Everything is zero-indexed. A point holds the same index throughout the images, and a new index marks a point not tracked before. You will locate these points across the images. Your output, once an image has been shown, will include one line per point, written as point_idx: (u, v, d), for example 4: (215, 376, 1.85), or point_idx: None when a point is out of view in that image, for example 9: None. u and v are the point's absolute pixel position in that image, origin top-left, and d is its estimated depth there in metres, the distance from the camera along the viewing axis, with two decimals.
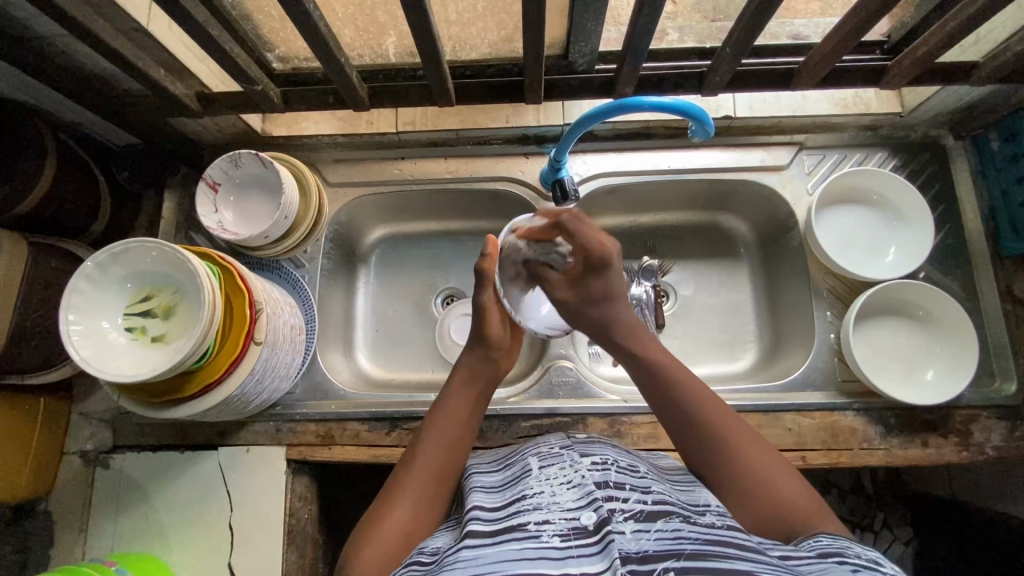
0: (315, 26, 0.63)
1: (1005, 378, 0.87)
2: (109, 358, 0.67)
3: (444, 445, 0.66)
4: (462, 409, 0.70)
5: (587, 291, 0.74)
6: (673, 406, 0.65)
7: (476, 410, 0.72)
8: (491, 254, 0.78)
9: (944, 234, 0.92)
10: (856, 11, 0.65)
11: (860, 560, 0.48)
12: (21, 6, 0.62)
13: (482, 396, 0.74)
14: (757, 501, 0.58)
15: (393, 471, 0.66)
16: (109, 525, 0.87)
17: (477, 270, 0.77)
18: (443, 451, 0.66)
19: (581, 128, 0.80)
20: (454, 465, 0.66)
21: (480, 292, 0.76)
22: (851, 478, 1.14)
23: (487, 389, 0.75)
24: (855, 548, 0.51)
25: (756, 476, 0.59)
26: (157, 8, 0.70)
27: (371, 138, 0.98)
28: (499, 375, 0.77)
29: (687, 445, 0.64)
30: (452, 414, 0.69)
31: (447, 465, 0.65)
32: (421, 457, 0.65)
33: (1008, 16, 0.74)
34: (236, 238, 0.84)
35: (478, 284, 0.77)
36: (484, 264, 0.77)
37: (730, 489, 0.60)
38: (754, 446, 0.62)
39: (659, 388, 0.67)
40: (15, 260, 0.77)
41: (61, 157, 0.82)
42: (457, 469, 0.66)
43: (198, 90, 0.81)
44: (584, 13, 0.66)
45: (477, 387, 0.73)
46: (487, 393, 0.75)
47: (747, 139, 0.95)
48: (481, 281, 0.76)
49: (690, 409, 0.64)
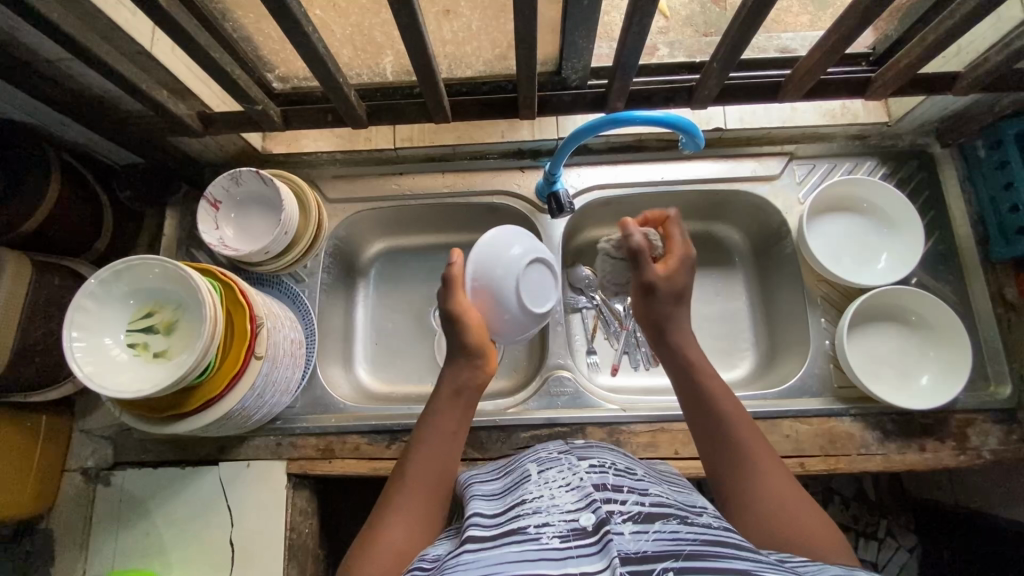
0: (313, 48, 0.65)
1: (999, 382, 0.88)
2: (113, 374, 0.68)
3: (426, 464, 0.66)
4: (449, 426, 0.69)
5: (672, 277, 0.76)
6: (716, 425, 0.67)
7: (463, 417, 0.71)
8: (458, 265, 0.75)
9: (934, 241, 0.93)
10: (839, 24, 0.67)
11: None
12: (29, 32, 0.64)
13: (460, 404, 0.71)
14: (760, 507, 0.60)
15: (391, 480, 0.67)
16: (110, 543, 0.88)
17: (443, 278, 0.74)
18: (427, 470, 0.66)
19: (574, 143, 0.82)
20: (442, 481, 0.66)
21: (448, 299, 0.74)
22: (854, 484, 1.14)
23: (469, 394, 0.72)
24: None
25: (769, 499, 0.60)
26: (161, 32, 0.72)
27: (369, 154, 1.00)
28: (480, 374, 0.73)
29: (710, 450, 0.67)
30: (440, 428, 0.69)
31: (433, 483, 0.65)
32: (410, 477, 0.65)
33: (988, 28, 0.77)
34: (237, 253, 0.86)
35: (445, 291, 0.74)
36: (451, 270, 0.74)
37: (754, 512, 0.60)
38: (775, 469, 0.63)
39: (698, 398, 0.70)
40: (21, 278, 0.78)
41: (65, 178, 0.84)
42: (444, 484, 0.66)
43: (199, 111, 0.83)
44: (577, 32, 0.68)
45: (461, 400, 0.71)
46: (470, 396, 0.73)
47: (738, 150, 0.97)
48: (449, 291, 0.74)
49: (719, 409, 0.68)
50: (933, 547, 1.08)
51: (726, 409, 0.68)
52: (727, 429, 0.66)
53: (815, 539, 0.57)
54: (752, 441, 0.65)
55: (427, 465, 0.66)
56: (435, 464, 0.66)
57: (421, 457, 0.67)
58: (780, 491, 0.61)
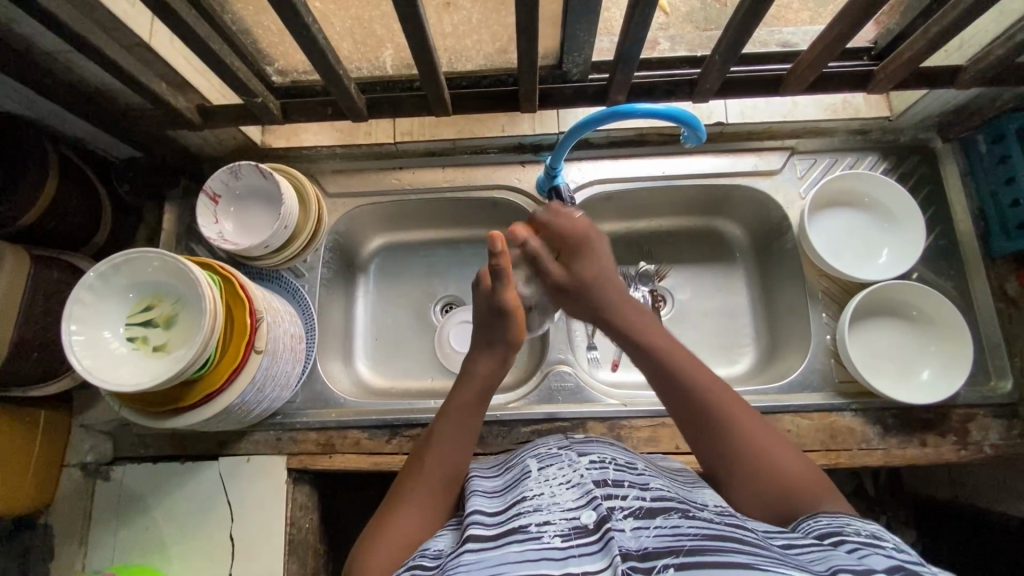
0: (313, 39, 0.64)
1: (1000, 377, 0.88)
2: (110, 368, 0.67)
3: (440, 458, 0.65)
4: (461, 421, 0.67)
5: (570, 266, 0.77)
6: (678, 387, 0.66)
7: (476, 413, 0.69)
8: (502, 254, 0.69)
9: (935, 235, 0.93)
10: (842, 16, 0.67)
11: (860, 537, 0.49)
12: (27, 23, 0.63)
13: (480, 401, 0.70)
14: (759, 474, 0.59)
15: (401, 475, 0.66)
16: (110, 538, 0.87)
17: (492, 271, 0.70)
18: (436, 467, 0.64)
19: (574, 137, 0.82)
20: (454, 478, 0.65)
21: (500, 293, 0.71)
22: (854, 480, 1.14)
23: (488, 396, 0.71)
24: (856, 524, 0.51)
25: (751, 455, 0.60)
26: (160, 23, 0.72)
27: (368, 148, 0.99)
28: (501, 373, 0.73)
29: (679, 414, 0.65)
30: (450, 423, 0.67)
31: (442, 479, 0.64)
32: (422, 472, 0.64)
33: (990, 22, 0.76)
34: (236, 248, 0.85)
35: (501, 283, 0.71)
36: (498, 263, 0.69)
37: (741, 476, 0.60)
38: (746, 415, 0.64)
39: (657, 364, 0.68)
40: (19, 271, 0.78)
41: (64, 172, 0.83)
42: (456, 481, 0.65)
43: (198, 104, 0.82)
44: (578, 25, 0.67)
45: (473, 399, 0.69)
46: (488, 395, 0.71)
47: (739, 145, 0.97)
48: (500, 283, 0.71)
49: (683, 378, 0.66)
50: (932, 542, 1.09)
51: (681, 364, 0.67)
52: (691, 389, 0.65)
53: (802, 479, 0.58)
54: (717, 395, 0.64)
55: (441, 460, 0.65)
56: (450, 459, 0.65)
57: (437, 452, 0.65)
58: (757, 439, 0.62)
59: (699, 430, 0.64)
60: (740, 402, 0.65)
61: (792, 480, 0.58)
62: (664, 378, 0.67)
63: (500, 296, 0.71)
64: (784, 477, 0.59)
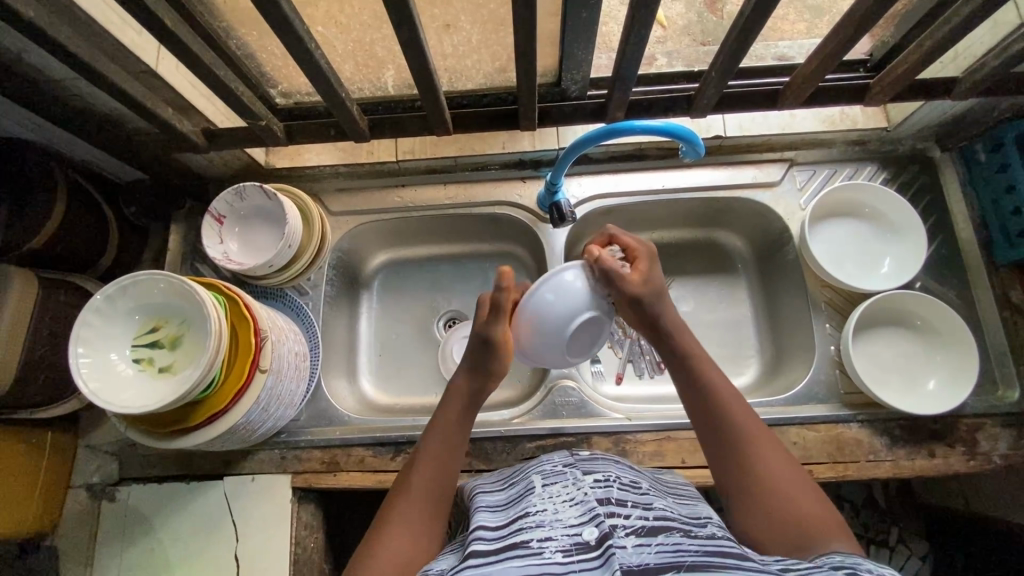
0: (316, 64, 0.66)
1: (1007, 386, 0.87)
2: (116, 391, 0.68)
3: (429, 470, 0.65)
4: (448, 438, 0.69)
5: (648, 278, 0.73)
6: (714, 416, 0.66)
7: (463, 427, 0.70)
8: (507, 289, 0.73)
9: (938, 244, 0.93)
10: (834, 33, 0.68)
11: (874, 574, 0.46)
12: (36, 53, 0.65)
13: (466, 415, 0.71)
14: (769, 509, 0.59)
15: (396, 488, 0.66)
16: (114, 559, 0.87)
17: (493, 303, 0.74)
18: (427, 474, 0.65)
19: (573, 154, 0.83)
20: (438, 493, 0.64)
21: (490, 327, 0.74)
22: (864, 491, 1.13)
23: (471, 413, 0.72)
24: (867, 564, 0.48)
25: (770, 486, 0.60)
26: (166, 50, 0.73)
27: (372, 166, 1.00)
28: (486, 394, 0.74)
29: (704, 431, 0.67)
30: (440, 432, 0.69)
31: (432, 490, 0.64)
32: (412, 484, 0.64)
33: (984, 34, 0.77)
34: (241, 268, 0.86)
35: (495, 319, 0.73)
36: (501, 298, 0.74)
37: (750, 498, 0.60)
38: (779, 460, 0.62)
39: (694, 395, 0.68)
40: (26, 296, 0.79)
41: (71, 196, 0.85)
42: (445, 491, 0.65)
43: (204, 127, 0.84)
44: (575, 44, 0.68)
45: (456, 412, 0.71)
46: (474, 409, 0.73)
47: (737, 157, 0.98)
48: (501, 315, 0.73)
49: (715, 404, 0.67)
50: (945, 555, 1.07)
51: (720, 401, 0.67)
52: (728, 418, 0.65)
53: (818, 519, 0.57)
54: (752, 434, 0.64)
55: (432, 476, 0.65)
56: (438, 474, 0.65)
57: (427, 466, 0.66)
58: (784, 478, 0.61)
59: (721, 461, 0.64)
60: (778, 450, 0.64)
61: (808, 519, 0.57)
62: (695, 399, 0.68)
63: (489, 325, 0.74)
64: (800, 515, 0.58)
